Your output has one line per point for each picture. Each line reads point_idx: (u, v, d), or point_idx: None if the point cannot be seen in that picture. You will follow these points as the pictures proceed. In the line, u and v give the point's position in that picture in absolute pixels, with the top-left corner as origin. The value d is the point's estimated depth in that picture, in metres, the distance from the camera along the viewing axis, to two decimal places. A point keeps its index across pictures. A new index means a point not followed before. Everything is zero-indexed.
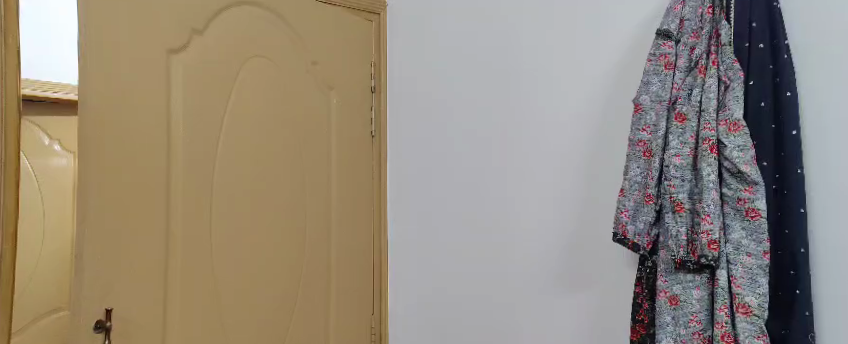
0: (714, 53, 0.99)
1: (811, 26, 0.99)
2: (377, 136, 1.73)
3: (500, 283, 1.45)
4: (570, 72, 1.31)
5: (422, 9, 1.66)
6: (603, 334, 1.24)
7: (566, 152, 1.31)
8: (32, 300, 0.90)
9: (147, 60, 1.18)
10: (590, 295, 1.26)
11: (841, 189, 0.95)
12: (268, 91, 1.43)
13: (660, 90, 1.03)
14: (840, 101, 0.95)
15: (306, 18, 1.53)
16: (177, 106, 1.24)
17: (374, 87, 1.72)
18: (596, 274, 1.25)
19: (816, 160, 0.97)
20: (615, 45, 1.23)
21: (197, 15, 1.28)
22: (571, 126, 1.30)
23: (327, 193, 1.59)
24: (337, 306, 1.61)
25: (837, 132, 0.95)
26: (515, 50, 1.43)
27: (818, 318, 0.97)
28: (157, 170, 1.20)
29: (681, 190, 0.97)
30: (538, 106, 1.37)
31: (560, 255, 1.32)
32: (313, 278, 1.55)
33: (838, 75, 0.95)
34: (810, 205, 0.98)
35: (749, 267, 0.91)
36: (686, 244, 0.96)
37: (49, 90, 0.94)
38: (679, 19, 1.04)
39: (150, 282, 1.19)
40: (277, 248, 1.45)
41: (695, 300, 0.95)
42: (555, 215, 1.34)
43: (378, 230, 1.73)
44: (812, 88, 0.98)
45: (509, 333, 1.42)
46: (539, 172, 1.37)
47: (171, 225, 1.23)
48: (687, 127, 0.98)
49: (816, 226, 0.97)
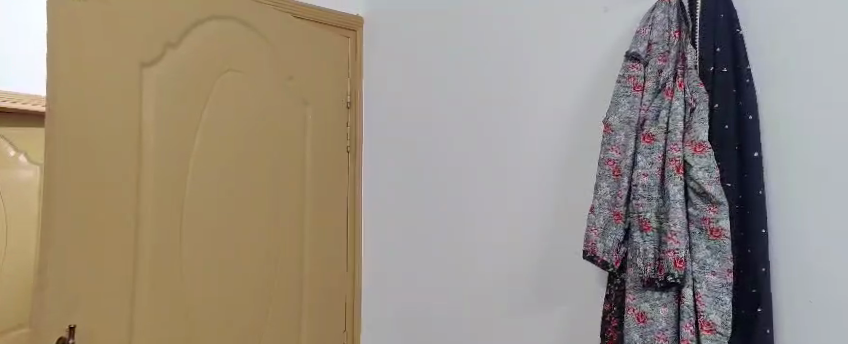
0: (680, 76, 1.01)
1: (799, 28, 0.98)
2: (352, 151, 1.77)
3: (487, 283, 1.45)
4: (551, 78, 1.33)
5: (414, 14, 1.67)
6: (579, 334, 1.25)
7: (552, 152, 1.32)
8: (16, 258, 1.52)
9: (122, 72, 1.14)
10: (576, 294, 1.26)
11: (821, 196, 0.95)
12: (246, 101, 1.43)
13: (629, 112, 1.06)
14: (829, 103, 0.94)
15: (282, 28, 1.54)
16: (148, 112, 1.20)
17: (349, 102, 1.76)
18: (572, 276, 1.27)
19: (795, 171, 0.98)
20: (598, 56, 1.25)
21: (174, 24, 1.25)
22: (561, 127, 1.31)
23: (302, 194, 1.60)
24: (308, 309, 1.61)
25: (815, 140, 0.96)
26: (500, 56, 1.44)
27: (791, 325, 0.97)
28: (126, 183, 1.16)
29: (649, 208, 0.99)
30: (526, 107, 1.38)
31: (541, 257, 1.33)
32: (287, 279, 1.55)
33: (814, 88, 0.97)
34: (786, 213, 0.98)
35: (714, 285, 0.93)
36: (653, 262, 0.97)
37: (24, 102, 1.55)
38: (647, 42, 1.07)
39: (116, 297, 1.13)
40: (261, 252, 1.47)
41: (662, 318, 0.97)
42: (541, 216, 1.34)
43: (354, 228, 1.78)
44: (790, 97, 0.99)
45: (484, 335, 1.45)
46: (522, 172, 1.38)
47: (141, 238, 1.18)
48: (654, 147, 1.00)
49: (793, 236, 0.97)
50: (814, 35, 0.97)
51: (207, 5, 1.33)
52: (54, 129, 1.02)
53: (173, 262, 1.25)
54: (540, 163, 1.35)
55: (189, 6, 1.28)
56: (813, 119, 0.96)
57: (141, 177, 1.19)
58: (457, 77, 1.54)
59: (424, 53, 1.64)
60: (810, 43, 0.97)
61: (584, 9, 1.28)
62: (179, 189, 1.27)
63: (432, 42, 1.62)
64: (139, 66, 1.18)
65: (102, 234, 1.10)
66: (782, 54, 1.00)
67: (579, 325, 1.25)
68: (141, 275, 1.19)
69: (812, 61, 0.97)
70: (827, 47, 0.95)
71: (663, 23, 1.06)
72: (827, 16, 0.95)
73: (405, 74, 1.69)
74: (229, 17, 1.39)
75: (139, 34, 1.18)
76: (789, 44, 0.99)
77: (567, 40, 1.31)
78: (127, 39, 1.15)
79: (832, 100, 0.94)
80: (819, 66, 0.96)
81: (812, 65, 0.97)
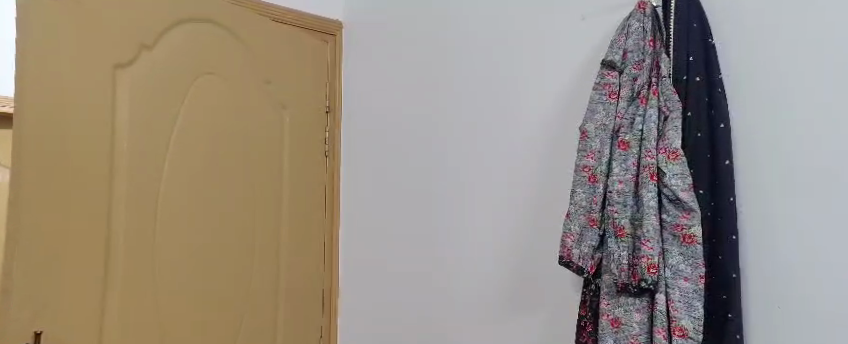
0: (655, 84, 1.02)
1: (766, 37, 1.00)
2: (331, 155, 1.76)
3: (463, 282, 1.46)
4: (527, 80, 1.35)
5: (393, 18, 1.67)
6: (554, 332, 1.26)
7: (528, 153, 1.34)
8: None
9: (94, 73, 1.12)
10: (552, 293, 1.27)
11: (789, 204, 0.97)
12: (220, 105, 1.41)
13: (605, 119, 1.07)
14: (793, 113, 0.96)
15: (259, 28, 1.53)
16: (121, 112, 1.19)
17: (328, 106, 1.76)
18: (547, 276, 1.28)
19: (764, 179, 0.99)
20: (574, 59, 1.26)
21: (148, 27, 1.24)
22: (536, 128, 1.32)
23: (279, 194, 1.59)
24: (286, 309, 1.60)
25: (785, 148, 0.97)
26: (479, 57, 1.45)
27: (759, 329, 0.99)
28: (97, 186, 1.13)
29: (623, 215, 1.00)
30: (503, 107, 1.39)
31: (518, 257, 1.34)
32: (264, 279, 1.53)
33: (778, 98, 0.98)
34: (754, 222, 1.00)
35: (686, 291, 0.94)
36: (628, 268, 0.98)
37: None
38: (622, 51, 1.08)
39: (85, 302, 1.11)
40: (237, 254, 1.45)
41: (635, 323, 0.98)
42: (516, 217, 1.35)
43: (332, 229, 1.77)
44: (758, 105, 1.01)
45: (461, 333, 1.45)
46: (496, 172, 1.40)
47: (113, 240, 1.16)
48: (629, 154, 1.01)
49: (761, 242, 0.99)
50: (783, 37, 0.98)
51: (183, 5, 1.31)
52: (23, 127, 1.01)
53: (146, 265, 1.23)
54: (515, 162, 1.36)
55: (164, 7, 1.27)
56: (784, 123, 0.98)
57: (113, 178, 1.17)
58: (436, 79, 1.55)
59: (403, 55, 1.64)
60: (777, 46, 0.99)
61: (558, 15, 1.30)
62: (154, 190, 1.25)
63: (411, 43, 1.62)
64: (111, 68, 1.16)
65: (72, 236, 1.08)
66: (750, 63, 1.02)
67: (555, 325, 1.26)
68: (112, 277, 1.16)
69: (778, 70, 0.99)
70: (797, 49, 0.96)
71: (638, 32, 1.07)
72: (796, 23, 0.97)
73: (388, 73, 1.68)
74: (206, 16, 1.38)
75: (112, 35, 1.16)
76: (757, 47, 1.01)
77: (543, 43, 1.32)
78: (96, 40, 1.13)
79: (801, 102, 0.96)
80: (788, 75, 0.97)
81: (782, 67, 0.98)
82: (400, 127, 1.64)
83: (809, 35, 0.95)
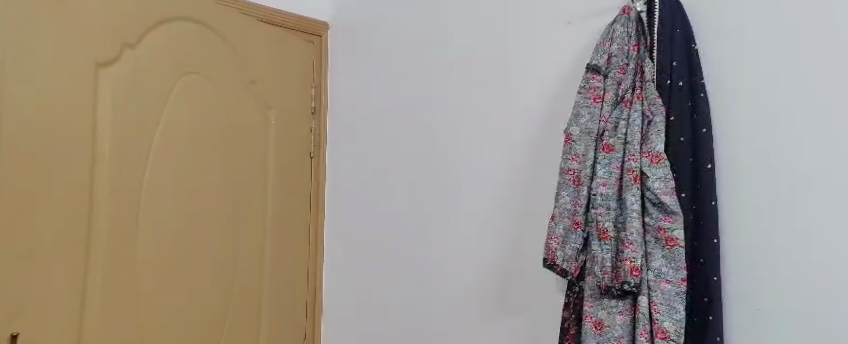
0: (639, 88, 1.04)
1: (752, 39, 1.01)
2: (316, 157, 1.75)
3: (452, 282, 1.45)
4: (518, 80, 1.35)
5: (382, 17, 1.67)
6: (543, 333, 1.25)
7: (518, 153, 1.33)
8: None
9: (74, 73, 1.12)
10: (543, 294, 1.26)
11: (770, 209, 0.98)
12: (203, 106, 1.39)
13: (589, 123, 1.08)
14: (775, 117, 0.98)
15: (244, 28, 1.52)
16: (104, 111, 1.18)
17: (313, 107, 1.74)
18: (538, 277, 1.28)
19: (747, 184, 1.00)
20: (564, 60, 1.27)
21: (132, 26, 1.23)
22: (524, 128, 1.33)
23: (264, 194, 1.58)
24: (270, 310, 1.59)
25: (769, 152, 0.98)
26: (469, 57, 1.45)
27: (740, 332, 1.00)
28: (77, 187, 1.13)
29: (607, 217, 1.01)
30: (493, 107, 1.39)
31: (507, 256, 1.34)
32: (247, 280, 1.52)
33: (763, 100, 0.99)
34: (734, 226, 1.02)
35: (668, 293, 0.95)
36: (610, 271, 0.99)
37: None
38: (607, 55, 1.09)
39: (64, 303, 1.10)
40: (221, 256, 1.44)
41: (618, 325, 0.99)
42: (504, 217, 1.35)
43: (316, 228, 1.75)
44: (739, 111, 1.02)
45: (449, 335, 1.45)
46: (483, 172, 1.40)
47: (93, 240, 1.15)
48: (612, 158, 1.03)
49: (743, 245, 1.00)
50: (770, 38, 0.99)
51: (167, 5, 1.31)
52: (6, 129, 1.02)
53: (125, 266, 1.21)
54: (509, 162, 1.35)
55: (148, 7, 1.27)
56: (770, 123, 0.98)
57: (95, 178, 1.16)
58: (425, 78, 1.55)
59: (391, 55, 1.64)
60: (772, 47, 0.99)
61: (550, 16, 1.30)
62: (134, 190, 1.23)
63: (401, 42, 1.61)
64: (93, 68, 1.16)
65: (52, 236, 1.09)
66: (731, 69, 1.03)
67: (541, 326, 1.26)
68: (93, 277, 1.15)
69: (764, 72, 1.00)
70: (787, 49, 0.97)
71: (623, 37, 1.08)
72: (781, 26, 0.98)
73: (376, 72, 1.67)
74: (191, 15, 1.37)
75: (94, 35, 1.16)
76: (749, 48, 1.01)
77: (533, 44, 1.33)
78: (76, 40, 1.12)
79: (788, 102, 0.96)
80: (774, 74, 0.98)
81: (770, 69, 0.99)
82: (390, 126, 1.63)
83: (806, 36, 0.95)
